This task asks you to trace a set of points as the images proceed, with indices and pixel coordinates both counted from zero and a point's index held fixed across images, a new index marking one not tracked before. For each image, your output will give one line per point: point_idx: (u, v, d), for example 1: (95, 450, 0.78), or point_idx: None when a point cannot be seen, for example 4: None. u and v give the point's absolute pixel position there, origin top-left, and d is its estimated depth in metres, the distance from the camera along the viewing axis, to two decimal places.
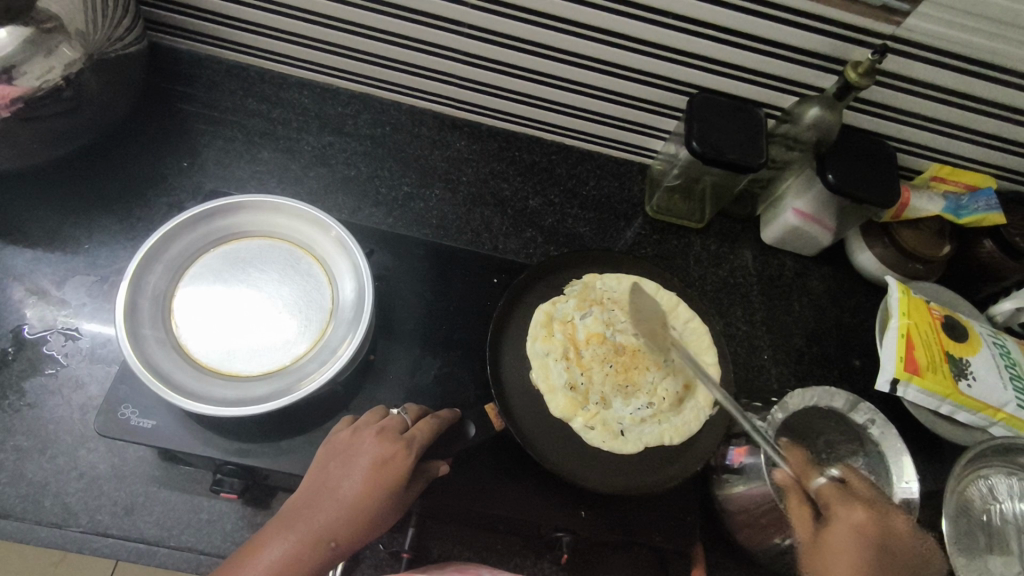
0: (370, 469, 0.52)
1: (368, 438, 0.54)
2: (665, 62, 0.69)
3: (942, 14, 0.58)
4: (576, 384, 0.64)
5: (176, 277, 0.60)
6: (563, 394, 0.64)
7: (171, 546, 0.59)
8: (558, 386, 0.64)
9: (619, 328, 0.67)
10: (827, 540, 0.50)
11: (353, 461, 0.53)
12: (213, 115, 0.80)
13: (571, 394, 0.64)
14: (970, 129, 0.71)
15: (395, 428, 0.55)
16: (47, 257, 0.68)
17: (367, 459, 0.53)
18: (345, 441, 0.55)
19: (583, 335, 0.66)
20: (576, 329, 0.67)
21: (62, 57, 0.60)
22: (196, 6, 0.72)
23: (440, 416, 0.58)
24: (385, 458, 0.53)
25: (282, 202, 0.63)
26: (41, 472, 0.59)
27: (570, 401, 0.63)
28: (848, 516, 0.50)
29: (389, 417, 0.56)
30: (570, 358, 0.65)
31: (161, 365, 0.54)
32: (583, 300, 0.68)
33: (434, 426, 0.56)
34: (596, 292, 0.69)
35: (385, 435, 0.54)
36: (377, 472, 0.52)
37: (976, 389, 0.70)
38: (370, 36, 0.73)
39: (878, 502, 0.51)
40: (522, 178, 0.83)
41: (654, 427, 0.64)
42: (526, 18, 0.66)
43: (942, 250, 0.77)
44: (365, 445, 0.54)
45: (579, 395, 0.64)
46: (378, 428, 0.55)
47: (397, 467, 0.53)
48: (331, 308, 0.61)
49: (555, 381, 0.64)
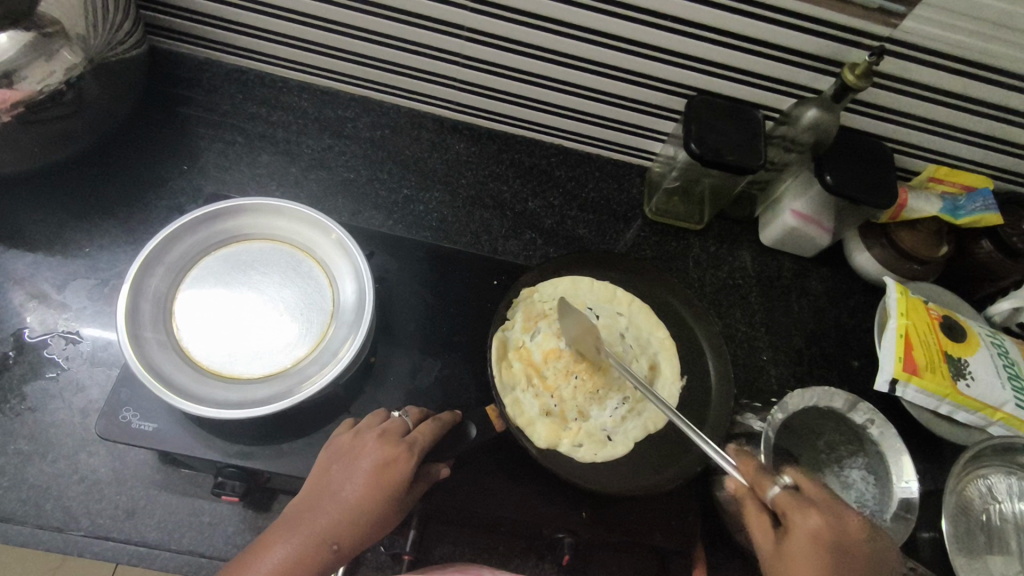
0: (372, 472, 0.52)
1: (370, 441, 0.54)
2: (664, 64, 0.69)
3: (939, 15, 0.59)
4: (553, 409, 0.64)
5: (177, 279, 0.60)
6: (543, 425, 0.62)
7: (172, 549, 0.59)
8: (537, 415, 0.63)
9: (569, 335, 0.65)
10: (785, 553, 0.46)
11: (354, 464, 0.53)
12: (212, 119, 0.80)
13: (550, 421, 0.63)
14: (966, 130, 0.72)
15: (396, 431, 0.55)
16: (48, 261, 0.68)
17: (369, 462, 0.53)
18: (346, 445, 0.55)
19: (546, 355, 0.65)
20: (531, 351, 0.65)
21: (63, 61, 0.60)
22: (196, 9, 0.73)
23: (441, 420, 0.58)
24: (386, 461, 0.53)
25: (283, 205, 0.63)
26: (42, 475, 0.59)
27: (551, 425, 0.63)
28: (804, 523, 0.46)
29: (391, 421, 0.56)
30: (536, 384, 0.64)
31: (163, 368, 0.55)
32: (530, 316, 0.67)
33: (435, 429, 0.56)
34: (546, 306, 0.67)
35: (386, 439, 0.55)
36: (378, 475, 0.52)
37: (975, 389, 0.70)
38: (370, 40, 0.73)
39: (833, 505, 0.47)
40: (522, 181, 0.84)
41: (632, 424, 0.65)
42: (524, 21, 0.67)
43: (939, 251, 0.78)
44: (367, 448, 0.54)
45: (559, 416, 0.63)
46: (379, 431, 0.55)
47: (399, 470, 0.52)
48: (333, 310, 0.61)
49: (533, 409, 0.63)
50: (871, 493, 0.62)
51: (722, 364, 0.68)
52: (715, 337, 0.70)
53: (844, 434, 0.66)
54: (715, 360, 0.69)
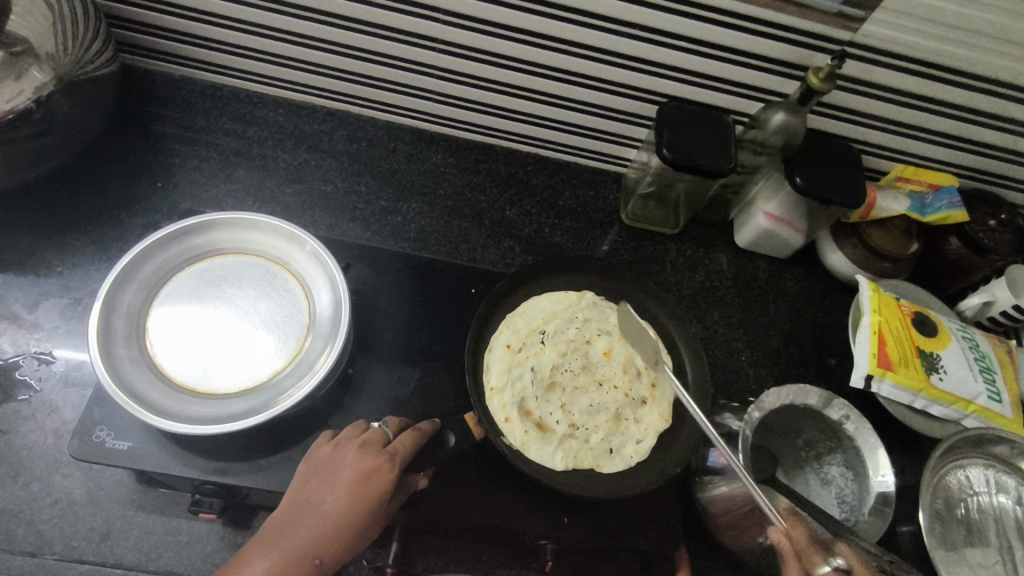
0: (353, 484, 0.52)
1: (350, 452, 0.54)
2: (635, 72, 0.70)
3: (898, 20, 0.60)
4: (599, 398, 0.66)
5: (151, 296, 0.60)
6: (590, 430, 0.65)
7: (150, 570, 0.58)
8: (572, 421, 0.64)
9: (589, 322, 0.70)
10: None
11: (335, 476, 0.53)
12: (187, 136, 0.80)
13: (600, 414, 0.66)
14: (929, 130, 0.74)
15: (376, 442, 0.55)
16: (19, 281, 0.67)
17: (350, 474, 0.52)
18: (326, 456, 0.55)
19: (579, 343, 0.69)
20: (550, 355, 0.67)
21: (32, 79, 0.61)
22: (168, 27, 0.73)
23: (420, 429, 0.57)
24: (368, 473, 0.52)
25: (257, 219, 0.63)
26: (14, 499, 0.58)
27: (603, 415, 0.65)
28: None
29: (371, 431, 0.56)
30: (567, 386, 0.66)
31: (135, 384, 0.54)
32: (533, 328, 0.68)
33: (415, 439, 0.56)
34: (563, 296, 0.71)
35: (367, 449, 0.54)
36: (360, 487, 0.52)
37: (948, 382, 0.71)
38: (341, 53, 0.73)
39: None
40: (499, 190, 0.84)
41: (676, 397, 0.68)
42: (496, 32, 0.68)
43: (909, 248, 0.79)
44: (347, 460, 0.53)
45: (615, 394, 0.67)
46: (360, 442, 0.55)
47: (380, 481, 0.52)
48: (308, 323, 0.61)
49: (566, 416, 0.65)
50: (851, 489, 0.64)
51: (700, 366, 0.69)
52: (690, 337, 0.71)
53: (822, 432, 0.66)
54: (692, 361, 0.70)
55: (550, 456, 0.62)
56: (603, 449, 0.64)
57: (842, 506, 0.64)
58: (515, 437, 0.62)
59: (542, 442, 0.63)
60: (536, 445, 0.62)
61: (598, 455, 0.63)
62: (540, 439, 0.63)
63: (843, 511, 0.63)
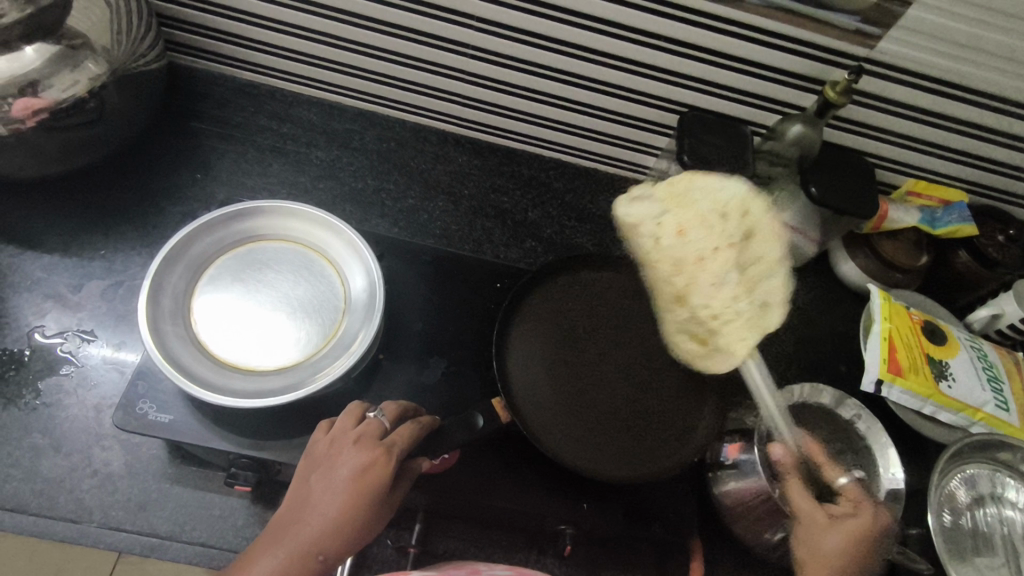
0: (350, 480, 0.52)
1: (347, 448, 0.54)
2: (659, 82, 0.73)
3: (913, 38, 0.63)
4: (715, 270, 0.65)
5: (196, 276, 0.63)
6: (731, 302, 0.65)
7: (183, 540, 0.60)
8: (712, 312, 0.65)
9: (663, 234, 0.67)
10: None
11: (332, 471, 0.53)
12: (225, 132, 0.83)
13: (724, 284, 0.65)
14: (940, 146, 0.76)
15: (373, 434, 0.55)
16: (63, 263, 0.71)
17: (348, 469, 0.52)
18: (323, 451, 0.55)
19: (683, 256, 0.66)
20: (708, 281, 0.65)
21: (86, 70, 0.64)
22: (214, 27, 0.77)
23: (419, 423, 0.57)
24: (364, 468, 0.52)
25: (298, 207, 0.66)
26: (56, 468, 0.61)
27: (728, 284, 0.65)
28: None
29: (367, 423, 0.56)
30: (689, 287, 0.66)
31: (182, 359, 0.57)
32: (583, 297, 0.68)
33: (413, 431, 0.56)
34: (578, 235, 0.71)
35: (363, 443, 0.54)
36: (359, 481, 0.52)
37: (955, 390, 0.73)
38: (376, 55, 0.77)
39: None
40: (521, 192, 0.87)
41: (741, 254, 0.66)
42: (526, 40, 0.71)
43: (919, 260, 0.82)
44: (344, 456, 0.53)
45: (722, 255, 0.65)
46: (356, 435, 0.55)
47: (378, 474, 0.52)
48: (344, 306, 0.64)
49: (722, 310, 0.65)
50: (863, 489, 0.63)
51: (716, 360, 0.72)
52: None
53: (831, 431, 0.67)
54: None
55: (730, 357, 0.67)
56: (727, 314, 0.65)
57: None
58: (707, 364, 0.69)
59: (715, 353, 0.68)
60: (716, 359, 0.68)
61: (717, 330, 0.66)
62: (711, 351, 0.68)
63: None
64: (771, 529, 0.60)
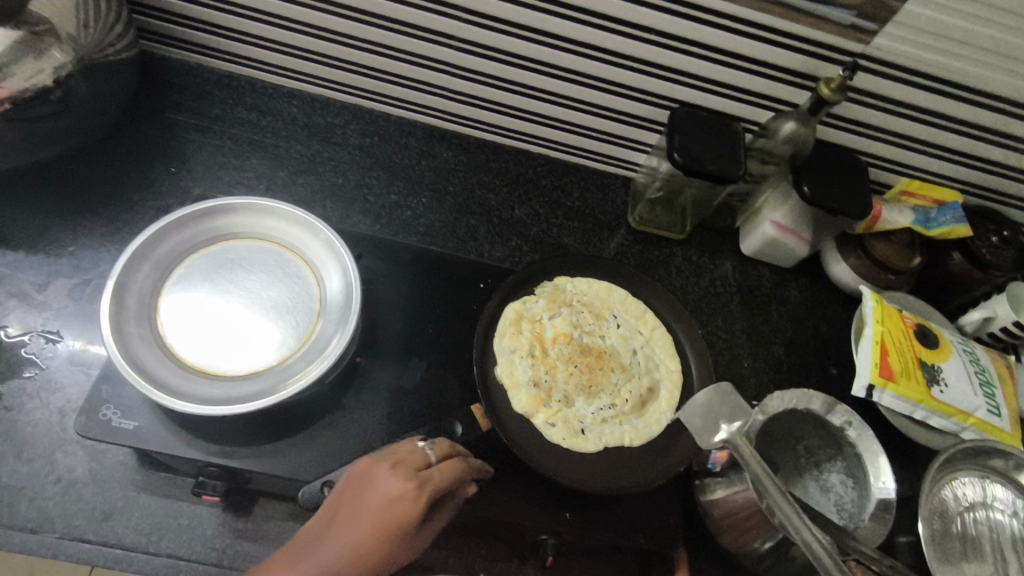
0: (377, 511, 0.50)
1: (384, 474, 0.52)
2: (649, 77, 0.71)
3: (908, 33, 0.61)
4: (645, 339, 0.72)
5: (164, 275, 0.60)
6: (651, 361, 0.71)
7: (150, 551, 0.57)
8: (644, 372, 0.70)
9: (542, 342, 0.69)
10: None
11: (365, 498, 0.51)
12: (200, 125, 0.80)
13: (650, 346, 0.71)
14: (935, 145, 0.74)
15: (411, 464, 0.53)
16: (27, 260, 0.68)
17: (377, 499, 0.51)
18: (362, 470, 0.53)
19: (601, 329, 0.71)
20: (635, 346, 0.71)
21: (51, 59, 0.61)
22: (190, 15, 0.74)
23: (465, 463, 0.55)
24: (393, 501, 0.50)
25: (273, 205, 0.63)
26: (17, 475, 0.58)
27: (657, 343, 0.72)
28: None
29: (411, 450, 0.54)
30: (612, 347, 0.70)
31: (146, 364, 0.54)
32: (537, 346, 0.68)
33: (455, 470, 0.53)
34: (511, 336, 0.68)
35: (400, 472, 0.52)
36: (384, 515, 0.50)
37: (948, 395, 0.72)
38: (358, 47, 0.74)
39: None
40: (508, 189, 0.85)
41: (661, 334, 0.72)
42: (513, 32, 0.69)
43: (913, 262, 0.80)
44: (377, 483, 0.52)
45: (649, 323, 0.72)
46: (395, 461, 0.53)
47: (405, 513, 0.50)
48: (319, 308, 0.62)
49: (647, 367, 0.70)
50: (850, 497, 0.64)
51: (704, 363, 0.70)
52: (696, 337, 0.72)
53: (823, 439, 0.67)
54: (697, 359, 0.71)
55: (662, 414, 0.68)
56: (653, 373, 0.70)
57: (841, 514, 0.63)
58: (664, 412, 0.68)
59: (654, 405, 0.68)
60: (655, 408, 0.68)
61: (654, 381, 0.69)
62: (655, 399, 0.69)
63: (842, 518, 0.63)
64: (759, 538, 0.58)
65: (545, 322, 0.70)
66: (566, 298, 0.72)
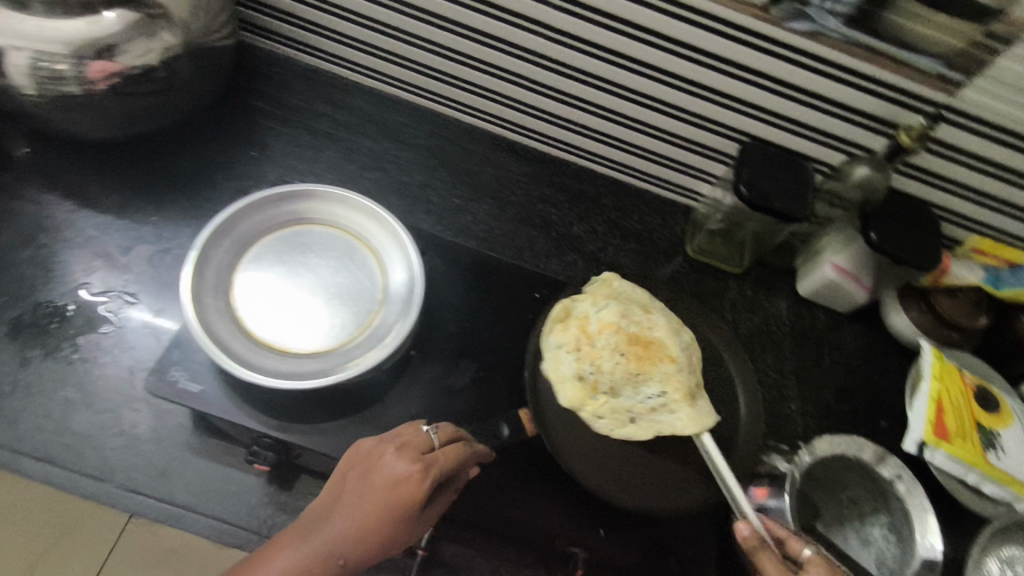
0: (383, 489, 0.52)
1: (388, 454, 0.54)
2: (724, 108, 0.72)
3: (998, 89, 0.60)
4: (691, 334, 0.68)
5: (241, 252, 0.64)
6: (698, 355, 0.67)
7: (198, 512, 0.60)
8: (693, 364, 0.66)
9: (588, 333, 0.67)
10: None
11: (371, 476, 0.53)
12: (282, 114, 0.84)
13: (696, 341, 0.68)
14: (1014, 203, 0.73)
15: (416, 447, 0.54)
16: (114, 224, 0.72)
17: (382, 477, 0.52)
18: (367, 451, 0.55)
19: (650, 320, 0.68)
20: (683, 339, 0.67)
21: (160, 40, 0.64)
22: (286, 11, 0.78)
23: (467, 449, 0.56)
24: (399, 479, 0.52)
25: (346, 196, 0.66)
26: (86, 424, 0.62)
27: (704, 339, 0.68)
28: None
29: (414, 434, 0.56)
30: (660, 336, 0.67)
31: (220, 334, 0.58)
32: (584, 337, 0.66)
33: (458, 454, 0.55)
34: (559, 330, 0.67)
35: (404, 454, 0.54)
36: (390, 493, 0.51)
37: (1004, 462, 0.69)
38: (440, 53, 0.77)
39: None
40: (569, 205, 0.86)
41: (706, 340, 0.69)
42: (594, 53, 0.70)
43: (978, 322, 0.76)
44: (381, 462, 0.53)
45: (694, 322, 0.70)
46: (399, 444, 0.55)
47: (409, 492, 0.51)
48: (381, 298, 0.64)
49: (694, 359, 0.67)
50: (892, 552, 0.63)
51: (752, 398, 0.69)
52: (746, 371, 0.71)
53: (868, 489, 0.66)
54: (746, 391, 0.70)
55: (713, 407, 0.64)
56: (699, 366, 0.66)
57: (881, 568, 0.63)
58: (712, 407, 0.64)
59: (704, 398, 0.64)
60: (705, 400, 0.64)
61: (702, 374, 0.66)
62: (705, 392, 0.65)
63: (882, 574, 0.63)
64: None
65: (592, 314, 0.68)
66: (612, 290, 0.69)
